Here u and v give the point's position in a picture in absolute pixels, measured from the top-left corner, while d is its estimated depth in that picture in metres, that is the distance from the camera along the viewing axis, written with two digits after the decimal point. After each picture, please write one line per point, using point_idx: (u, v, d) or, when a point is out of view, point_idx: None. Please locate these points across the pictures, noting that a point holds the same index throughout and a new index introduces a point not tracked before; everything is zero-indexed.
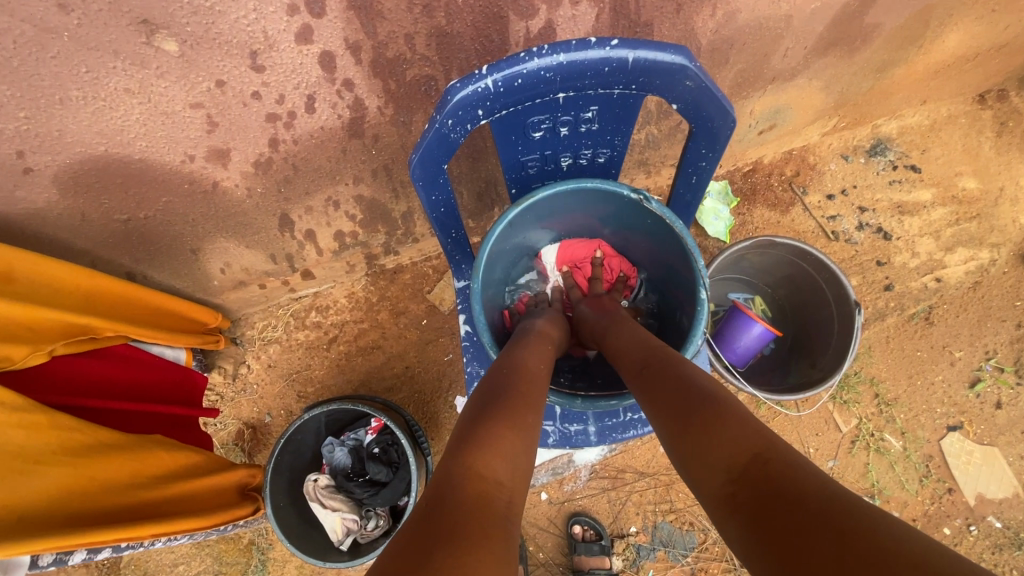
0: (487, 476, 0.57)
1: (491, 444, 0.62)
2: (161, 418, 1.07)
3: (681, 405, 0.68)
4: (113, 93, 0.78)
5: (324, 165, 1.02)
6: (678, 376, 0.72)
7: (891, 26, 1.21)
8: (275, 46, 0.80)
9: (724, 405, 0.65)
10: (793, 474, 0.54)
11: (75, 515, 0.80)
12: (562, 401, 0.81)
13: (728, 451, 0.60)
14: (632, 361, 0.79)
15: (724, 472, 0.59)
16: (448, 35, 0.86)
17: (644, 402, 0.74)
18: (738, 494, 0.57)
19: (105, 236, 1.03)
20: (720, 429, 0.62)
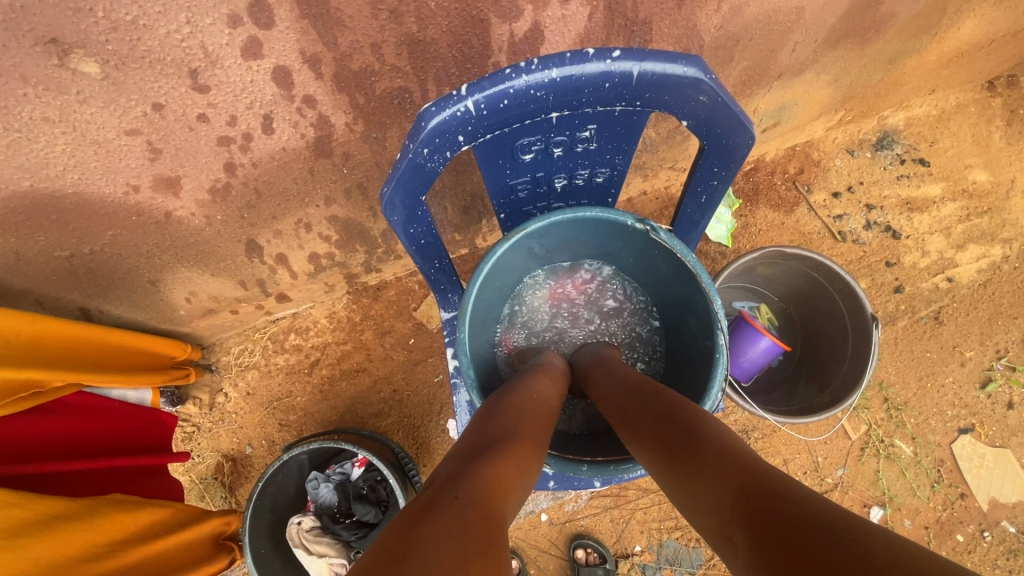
0: (511, 496, 0.52)
1: (518, 461, 0.56)
2: (119, 472, 0.97)
3: (664, 441, 0.59)
4: (30, 122, 0.67)
5: (290, 188, 0.91)
6: (661, 407, 0.64)
7: (906, 16, 1.11)
8: (219, 63, 0.69)
9: (712, 433, 0.56)
10: (780, 495, 0.45)
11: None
12: (565, 467, 0.73)
13: (717, 483, 0.50)
14: (611, 395, 0.70)
15: (716, 511, 0.49)
16: (421, 42, 0.75)
17: (628, 441, 0.65)
18: (735, 536, 0.46)
19: (48, 275, 0.93)
20: (705, 460, 0.53)
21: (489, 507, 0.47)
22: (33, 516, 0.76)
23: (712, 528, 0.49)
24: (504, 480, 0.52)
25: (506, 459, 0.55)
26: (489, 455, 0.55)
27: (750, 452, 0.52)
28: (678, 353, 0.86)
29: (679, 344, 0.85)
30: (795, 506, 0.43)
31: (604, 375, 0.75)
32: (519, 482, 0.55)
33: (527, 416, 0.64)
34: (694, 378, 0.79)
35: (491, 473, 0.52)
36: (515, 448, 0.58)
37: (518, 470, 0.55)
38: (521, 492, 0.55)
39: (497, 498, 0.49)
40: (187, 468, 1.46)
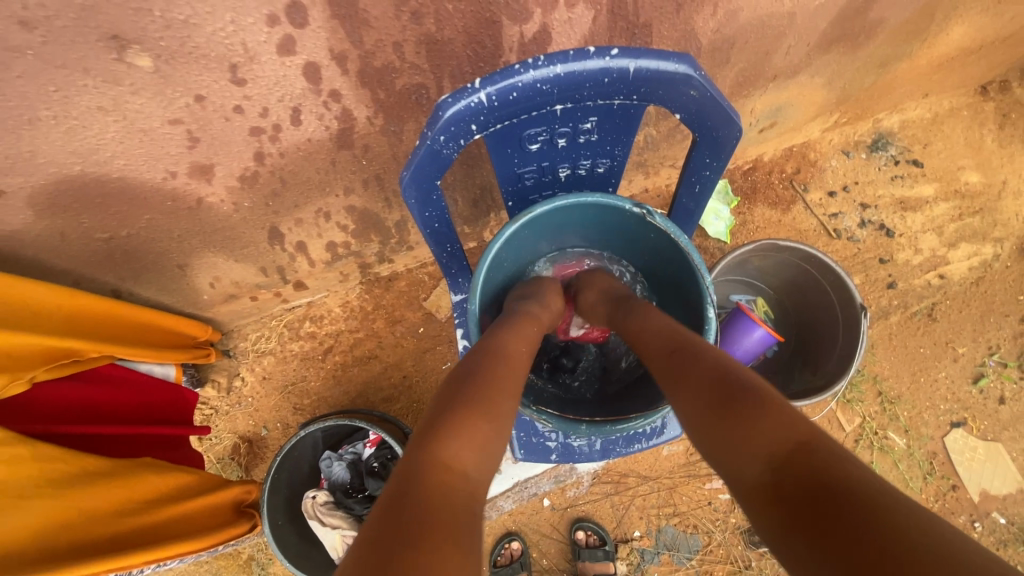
0: (464, 472, 0.53)
1: (478, 438, 0.57)
2: (148, 440, 1.04)
3: (718, 389, 0.62)
4: (85, 111, 0.74)
5: (313, 177, 0.98)
6: (708, 364, 0.66)
7: (895, 21, 1.17)
8: (256, 58, 0.76)
9: (763, 394, 0.59)
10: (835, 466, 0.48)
11: (66, 550, 0.79)
12: (566, 426, 0.79)
13: (764, 443, 0.54)
14: (659, 349, 0.73)
15: (762, 461, 0.53)
16: (439, 42, 0.82)
17: (674, 385, 0.68)
18: (782, 487, 0.50)
19: (88, 256, 1.00)
20: (756, 418, 0.56)
21: (446, 491, 0.50)
22: (77, 470, 0.83)
23: (746, 481, 0.54)
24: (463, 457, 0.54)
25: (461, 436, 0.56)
26: (452, 430, 0.57)
27: (802, 417, 0.55)
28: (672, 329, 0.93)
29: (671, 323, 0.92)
30: (842, 480, 0.47)
31: (647, 332, 0.77)
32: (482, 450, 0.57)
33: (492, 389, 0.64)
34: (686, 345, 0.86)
35: (441, 457, 0.53)
36: (472, 422, 0.58)
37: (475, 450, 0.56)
38: (490, 452, 0.58)
39: (445, 482, 0.51)
40: (205, 449, 1.52)
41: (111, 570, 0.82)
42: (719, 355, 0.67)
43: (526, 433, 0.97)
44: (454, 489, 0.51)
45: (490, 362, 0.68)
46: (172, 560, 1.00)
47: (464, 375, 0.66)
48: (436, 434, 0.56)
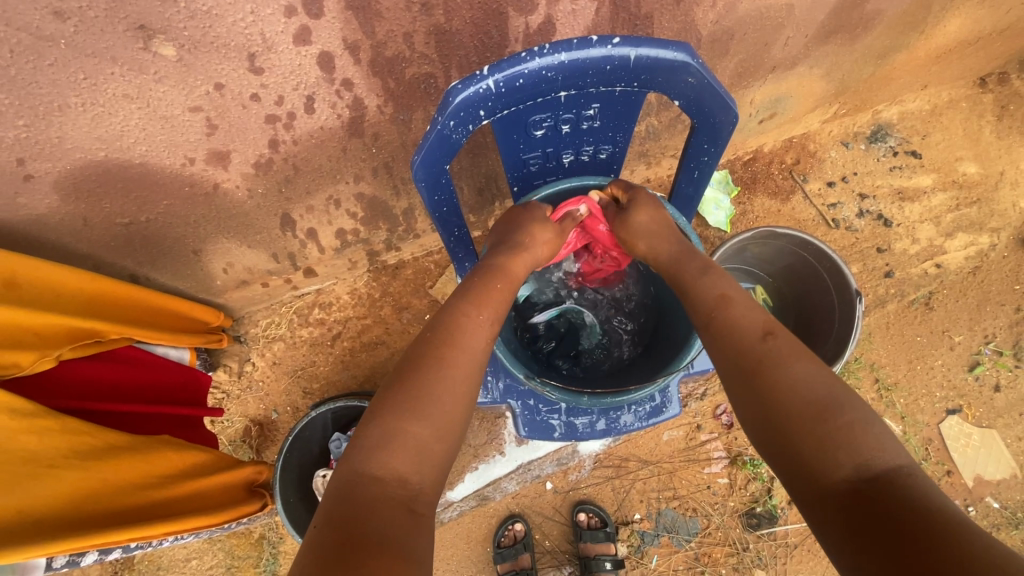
0: (401, 479, 0.61)
1: (414, 445, 0.63)
2: (167, 419, 1.08)
3: (810, 398, 0.64)
4: (111, 98, 0.78)
5: (325, 165, 1.02)
6: (802, 368, 0.67)
7: (892, 13, 1.20)
8: (273, 48, 0.79)
9: (858, 411, 0.62)
10: (919, 493, 0.55)
11: (85, 519, 0.82)
12: (568, 397, 0.83)
13: (858, 462, 0.59)
14: (746, 337, 0.70)
15: (852, 476, 0.58)
16: (447, 33, 0.85)
17: (762, 372, 0.68)
18: (862, 498, 0.57)
19: (108, 240, 1.03)
20: (856, 438, 0.60)
21: (374, 499, 0.58)
22: (102, 443, 0.86)
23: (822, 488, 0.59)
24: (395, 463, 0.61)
25: (398, 447, 0.62)
26: (388, 437, 0.63)
27: (897, 445, 0.60)
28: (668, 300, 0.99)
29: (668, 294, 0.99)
30: (936, 511, 0.53)
31: (735, 324, 0.72)
32: (419, 447, 0.64)
33: (432, 390, 0.67)
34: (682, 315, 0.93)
35: (375, 469, 0.60)
36: (410, 429, 0.64)
37: (411, 458, 0.63)
38: (431, 444, 0.65)
39: (381, 492, 0.59)
40: (218, 431, 1.56)
41: (124, 540, 0.85)
42: (812, 358, 0.67)
43: (530, 412, 1.00)
44: (387, 497, 0.59)
45: (437, 351, 0.71)
46: (188, 534, 1.03)
47: (407, 374, 0.69)
48: (376, 446, 0.62)
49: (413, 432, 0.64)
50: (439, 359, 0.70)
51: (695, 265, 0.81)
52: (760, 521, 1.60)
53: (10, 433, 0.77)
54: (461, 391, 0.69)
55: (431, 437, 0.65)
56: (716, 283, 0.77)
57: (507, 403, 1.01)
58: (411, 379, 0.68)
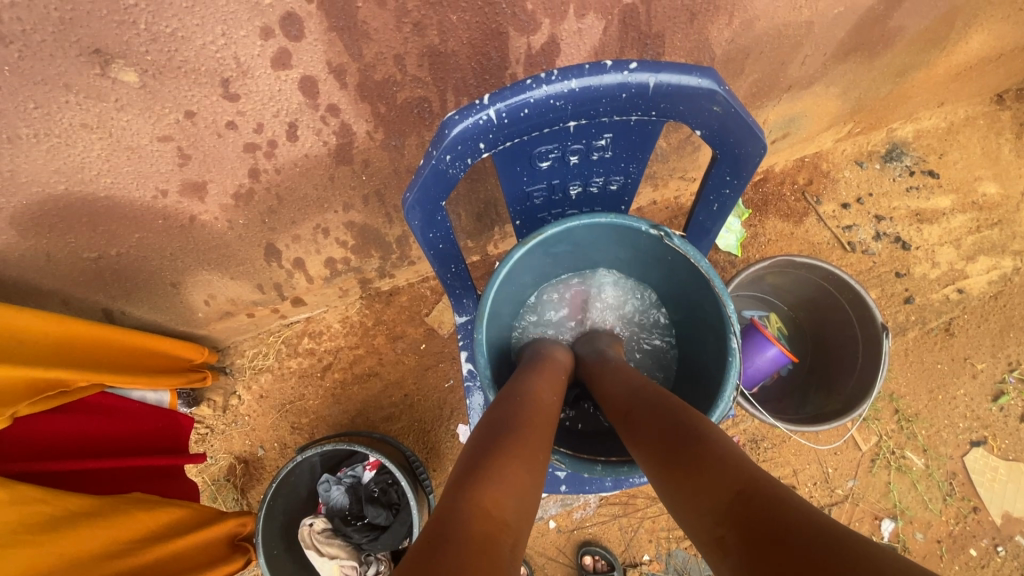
0: (505, 520, 0.48)
1: (514, 488, 0.52)
2: (140, 472, 1.00)
3: (664, 443, 0.59)
4: (68, 128, 0.69)
5: (311, 194, 0.95)
6: (662, 414, 0.62)
7: (915, 30, 1.12)
8: (249, 73, 0.71)
9: (715, 441, 0.55)
10: (775, 506, 0.44)
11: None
12: (579, 467, 0.75)
13: (711, 494, 0.49)
14: (614, 405, 0.70)
15: (708, 514, 0.48)
16: (442, 54, 0.77)
17: (629, 442, 0.65)
18: (727, 537, 0.46)
19: (76, 276, 0.96)
20: (702, 471, 0.52)
21: (483, 531, 0.45)
22: (57, 512, 0.78)
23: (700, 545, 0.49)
24: (497, 501, 0.49)
25: (500, 485, 0.51)
26: (486, 476, 0.52)
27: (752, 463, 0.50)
28: (692, 357, 0.86)
29: (689, 354, 0.87)
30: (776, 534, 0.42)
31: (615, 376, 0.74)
32: (520, 489, 0.53)
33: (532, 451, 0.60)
34: (704, 385, 0.80)
35: (480, 498, 0.49)
36: (511, 472, 0.54)
37: (514, 503, 0.51)
38: (533, 493, 0.55)
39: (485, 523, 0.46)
40: (201, 469, 1.47)
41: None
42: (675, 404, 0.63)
43: None
44: (495, 533, 0.45)
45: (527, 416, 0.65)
46: None
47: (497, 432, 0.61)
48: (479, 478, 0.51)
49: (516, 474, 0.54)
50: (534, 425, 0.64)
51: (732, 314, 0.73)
52: None
53: None
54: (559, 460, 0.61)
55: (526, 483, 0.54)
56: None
57: None
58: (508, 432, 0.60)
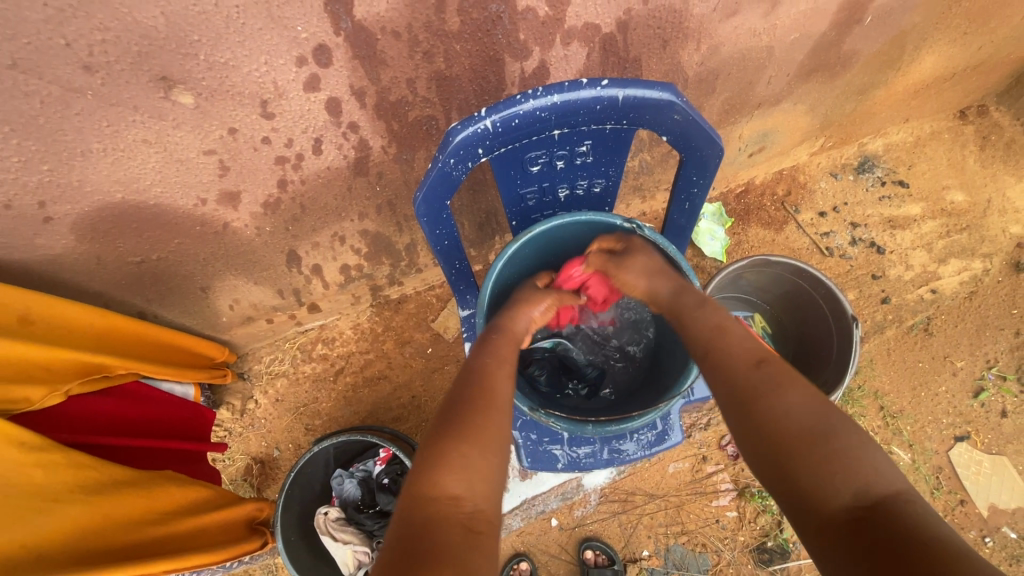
0: (453, 496, 0.61)
1: (462, 462, 0.64)
2: (172, 454, 1.09)
3: (807, 422, 0.63)
4: (132, 144, 0.79)
5: (331, 204, 1.07)
6: (797, 392, 0.66)
7: (868, 53, 1.24)
8: (284, 95, 0.81)
9: (856, 437, 0.61)
10: (923, 526, 0.53)
11: (69, 557, 0.79)
12: (573, 427, 0.83)
13: (856, 490, 0.58)
14: (738, 364, 0.71)
15: (846, 502, 0.57)
16: (447, 78, 0.88)
17: (760, 396, 0.67)
18: (862, 528, 0.55)
19: (119, 279, 1.07)
20: (853, 469, 0.59)
21: (432, 518, 0.58)
22: (104, 478, 0.87)
23: (822, 524, 0.58)
24: (446, 482, 0.61)
25: (447, 467, 0.63)
26: (436, 460, 0.64)
27: (895, 468, 0.59)
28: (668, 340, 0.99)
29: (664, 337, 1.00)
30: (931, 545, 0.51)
31: (728, 345, 0.74)
32: (468, 461, 0.64)
33: (482, 420, 0.69)
34: (678, 356, 0.92)
35: (428, 490, 0.61)
36: (456, 453, 0.64)
37: (463, 479, 0.62)
38: (484, 452, 0.66)
39: (436, 513, 0.59)
40: (219, 470, 1.55)
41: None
42: (806, 384, 0.67)
43: (532, 442, 1.00)
44: (446, 519, 0.58)
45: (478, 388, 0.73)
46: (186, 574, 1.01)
47: (448, 409, 0.70)
48: (428, 470, 0.63)
49: (467, 455, 0.64)
50: (485, 395, 0.72)
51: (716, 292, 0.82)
52: (772, 555, 1.56)
53: (16, 467, 0.78)
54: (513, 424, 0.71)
55: (476, 455, 0.65)
56: (714, 314, 0.79)
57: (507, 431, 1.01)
58: (457, 407, 0.70)
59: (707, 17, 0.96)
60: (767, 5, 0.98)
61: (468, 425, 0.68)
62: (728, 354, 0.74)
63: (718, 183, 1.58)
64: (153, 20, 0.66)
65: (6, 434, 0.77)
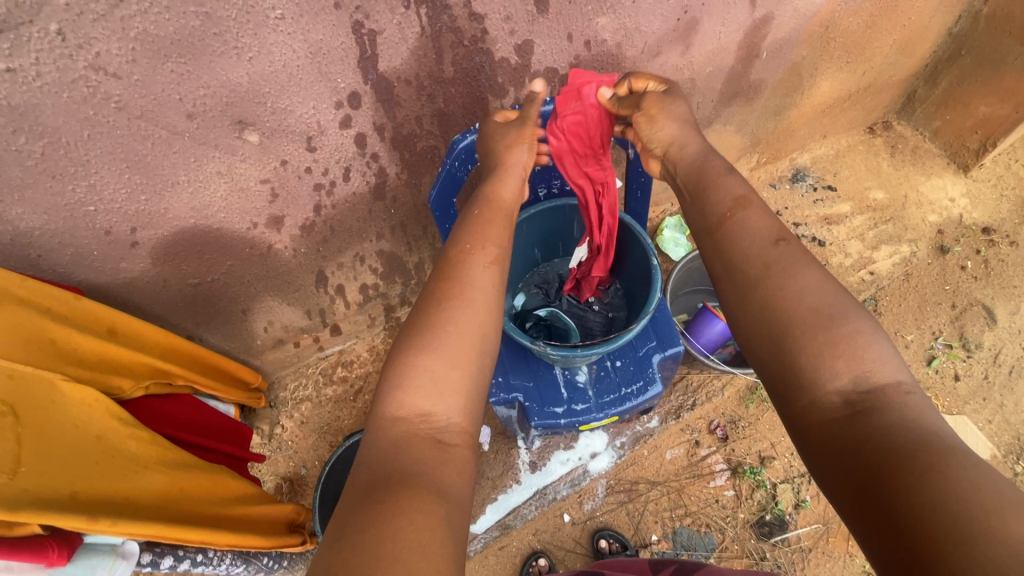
0: (424, 409, 0.70)
1: (428, 378, 0.72)
2: (223, 457, 1.22)
3: (814, 309, 0.68)
4: (208, 176, 1.03)
5: (354, 225, 1.31)
6: (808, 277, 0.71)
7: (773, 80, 1.56)
8: (325, 132, 1.06)
9: (863, 324, 0.66)
10: (911, 411, 0.59)
11: (160, 513, 0.92)
12: (564, 352, 1.03)
13: (854, 375, 0.63)
14: (757, 244, 0.76)
15: (844, 386, 0.63)
16: (446, 115, 1.15)
17: (771, 285, 0.72)
18: (855, 411, 0.61)
19: (178, 301, 1.27)
20: (857, 353, 0.64)
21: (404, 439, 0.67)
22: (182, 458, 1.01)
23: (813, 403, 0.64)
24: (411, 400, 0.70)
25: (410, 388, 0.71)
26: (401, 384, 0.72)
27: (896, 359, 0.64)
28: (637, 297, 1.22)
29: (634, 296, 1.23)
30: (917, 430, 0.56)
31: (747, 225, 0.79)
32: (429, 383, 0.71)
33: (453, 331, 0.76)
34: (644, 300, 1.15)
35: (395, 410, 0.70)
36: (424, 367, 0.72)
37: (433, 397, 0.71)
38: (446, 362, 0.73)
39: (410, 430, 0.68)
40: None
41: (183, 542, 0.93)
42: (820, 268, 0.72)
43: (537, 403, 1.18)
44: (414, 434, 0.68)
45: (449, 291, 0.80)
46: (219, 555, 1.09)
47: (417, 322, 0.77)
48: (396, 390, 0.71)
49: (437, 371, 0.72)
50: (455, 302, 0.79)
51: (722, 167, 0.89)
52: (772, 528, 1.67)
53: (120, 436, 0.92)
54: (486, 324, 0.79)
55: (447, 368, 0.73)
56: (736, 186, 0.85)
57: (515, 399, 1.18)
58: (419, 327, 0.76)
59: (638, 58, 1.25)
60: (683, 47, 1.29)
61: (440, 339, 0.75)
62: (747, 229, 0.79)
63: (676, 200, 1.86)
64: (241, 79, 0.91)
65: (111, 408, 0.92)
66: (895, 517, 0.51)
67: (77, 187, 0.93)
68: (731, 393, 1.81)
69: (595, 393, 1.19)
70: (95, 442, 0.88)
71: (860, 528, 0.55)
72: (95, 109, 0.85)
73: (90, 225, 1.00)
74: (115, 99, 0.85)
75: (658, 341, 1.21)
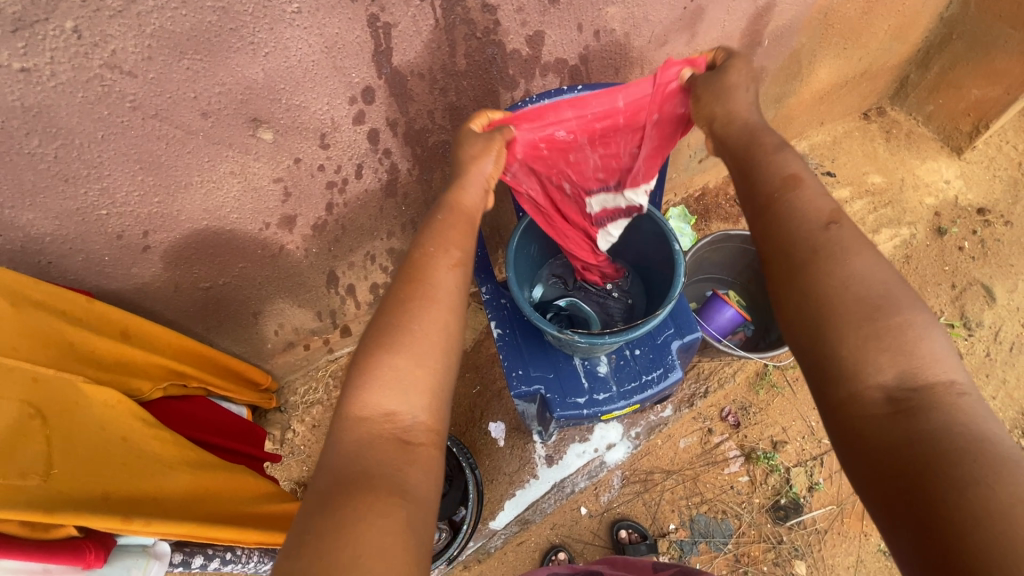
0: (387, 410, 0.67)
1: (391, 379, 0.68)
2: (245, 458, 1.20)
3: (860, 300, 0.61)
4: (221, 175, 1.01)
5: (366, 223, 1.30)
6: (865, 261, 0.64)
7: (773, 68, 1.58)
8: (338, 128, 1.05)
9: (915, 316, 0.60)
10: (962, 415, 0.55)
11: (194, 513, 0.89)
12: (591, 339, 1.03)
13: (901, 370, 0.58)
14: (809, 223, 0.67)
15: (889, 382, 0.58)
16: (458, 108, 1.15)
17: (812, 274, 0.64)
18: (900, 409, 0.56)
19: (189, 306, 1.25)
20: (906, 348, 0.59)
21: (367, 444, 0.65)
22: (206, 459, 0.99)
23: (851, 397, 0.59)
24: (375, 400, 0.67)
25: (372, 387, 0.68)
26: (363, 385, 0.68)
27: (953, 355, 0.59)
28: (656, 285, 1.22)
29: (653, 285, 1.24)
30: (968, 438, 0.53)
31: (797, 206, 0.69)
32: (394, 383, 0.68)
33: (419, 331, 0.71)
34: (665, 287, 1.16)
35: (358, 411, 0.67)
36: (389, 366, 0.68)
37: (398, 396, 0.68)
38: (410, 363, 0.69)
39: (371, 430, 0.66)
40: None
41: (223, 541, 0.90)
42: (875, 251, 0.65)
43: (558, 395, 1.18)
44: (381, 437, 0.66)
45: (414, 291, 0.74)
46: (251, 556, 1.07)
47: (380, 321, 0.72)
48: (360, 390, 0.68)
49: (403, 371, 0.68)
50: (422, 300, 0.73)
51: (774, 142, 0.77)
52: (788, 511, 1.68)
53: (144, 437, 0.91)
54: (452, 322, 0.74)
55: (414, 368, 0.69)
56: (792, 161, 0.74)
57: (536, 391, 1.18)
58: (382, 324, 0.71)
59: (645, 47, 1.26)
60: (688, 35, 1.30)
61: (402, 338, 0.70)
62: (798, 207, 0.69)
63: (679, 190, 1.87)
64: (256, 75, 0.90)
65: (133, 409, 0.91)
66: (932, 532, 0.49)
67: (88, 190, 0.91)
68: (742, 379, 1.82)
69: (616, 382, 1.20)
70: (120, 444, 0.87)
71: (886, 530, 0.53)
72: (110, 109, 0.83)
73: (101, 229, 0.98)
74: (130, 98, 0.83)
75: (677, 328, 1.21)
